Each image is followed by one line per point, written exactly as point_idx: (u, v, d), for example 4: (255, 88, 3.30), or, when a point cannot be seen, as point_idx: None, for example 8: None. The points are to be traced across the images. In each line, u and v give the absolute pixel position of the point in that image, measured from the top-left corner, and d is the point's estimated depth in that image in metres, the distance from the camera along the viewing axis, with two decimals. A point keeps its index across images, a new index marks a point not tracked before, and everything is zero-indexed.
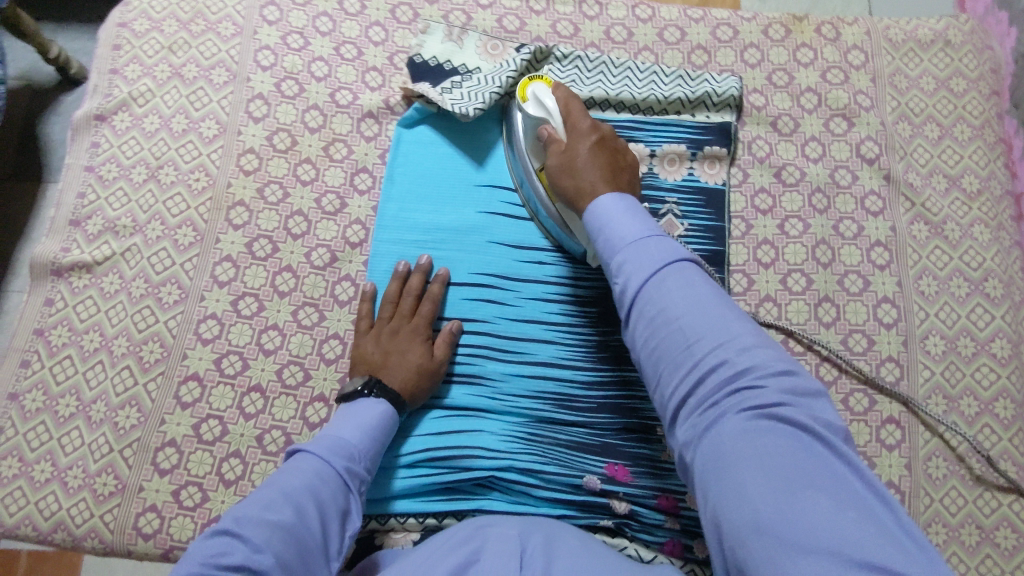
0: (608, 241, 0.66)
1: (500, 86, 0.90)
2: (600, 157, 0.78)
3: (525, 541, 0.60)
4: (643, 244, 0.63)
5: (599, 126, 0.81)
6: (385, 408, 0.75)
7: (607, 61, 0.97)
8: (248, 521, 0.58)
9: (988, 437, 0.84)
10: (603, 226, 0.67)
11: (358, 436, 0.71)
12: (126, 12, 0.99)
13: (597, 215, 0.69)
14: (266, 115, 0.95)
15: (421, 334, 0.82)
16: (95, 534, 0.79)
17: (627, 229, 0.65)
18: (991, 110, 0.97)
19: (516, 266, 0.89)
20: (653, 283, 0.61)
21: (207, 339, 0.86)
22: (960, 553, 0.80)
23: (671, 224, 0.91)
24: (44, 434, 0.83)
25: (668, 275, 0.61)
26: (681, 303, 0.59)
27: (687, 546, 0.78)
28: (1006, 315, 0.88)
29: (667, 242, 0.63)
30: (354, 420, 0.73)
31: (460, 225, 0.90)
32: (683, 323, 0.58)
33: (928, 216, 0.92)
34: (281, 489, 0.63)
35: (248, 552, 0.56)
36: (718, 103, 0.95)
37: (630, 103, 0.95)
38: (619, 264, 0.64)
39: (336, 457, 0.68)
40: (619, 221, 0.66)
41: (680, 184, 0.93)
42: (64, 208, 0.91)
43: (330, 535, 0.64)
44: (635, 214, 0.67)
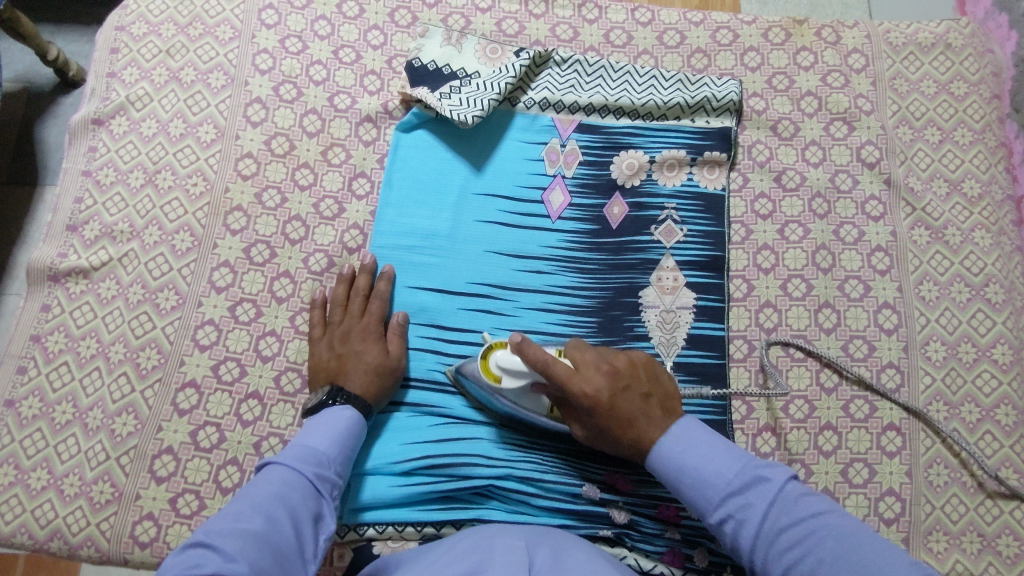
0: (697, 485, 0.65)
1: (500, 93, 0.91)
2: (625, 403, 0.70)
3: (533, 554, 0.59)
4: (740, 481, 0.63)
5: (596, 385, 0.70)
6: (351, 413, 0.75)
7: (607, 65, 0.96)
8: (219, 534, 0.58)
9: (989, 444, 0.84)
10: (687, 474, 0.65)
11: (328, 442, 0.71)
12: (123, 15, 0.99)
13: (679, 468, 0.66)
14: (264, 119, 0.94)
15: (373, 333, 0.81)
16: (91, 543, 0.79)
17: (716, 471, 0.64)
18: (992, 114, 0.96)
19: (514, 274, 0.88)
20: (761, 528, 0.61)
21: (205, 346, 0.85)
22: (962, 561, 0.80)
23: (670, 231, 0.91)
24: (41, 441, 0.82)
25: (762, 498, 0.62)
26: (793, 529, 0.60)
27: (687, 555, 0.78)
28: (1007, 321, 0.88)
29: (745, 464, 0.65)
30: (322, 427, 0.72)
31: (458, 232, 0.90)
32: (806, 558, 0.58)
33: (928, 221, 0.92)
34: (252, 500, 0.63)
35: (220, 563, 0.56)
36: (718, 108, 0.95)
37: (629, 108, 0.95)
38: (721, 519, 0.63)
39: (304, 464, 0.68)
40: (701, 458, 0.66)
41: (680, 190, 0.93)
42: (61, 213, 0.91)
43: (304, 540, 0.63)
44: (713, 446, 0.66)
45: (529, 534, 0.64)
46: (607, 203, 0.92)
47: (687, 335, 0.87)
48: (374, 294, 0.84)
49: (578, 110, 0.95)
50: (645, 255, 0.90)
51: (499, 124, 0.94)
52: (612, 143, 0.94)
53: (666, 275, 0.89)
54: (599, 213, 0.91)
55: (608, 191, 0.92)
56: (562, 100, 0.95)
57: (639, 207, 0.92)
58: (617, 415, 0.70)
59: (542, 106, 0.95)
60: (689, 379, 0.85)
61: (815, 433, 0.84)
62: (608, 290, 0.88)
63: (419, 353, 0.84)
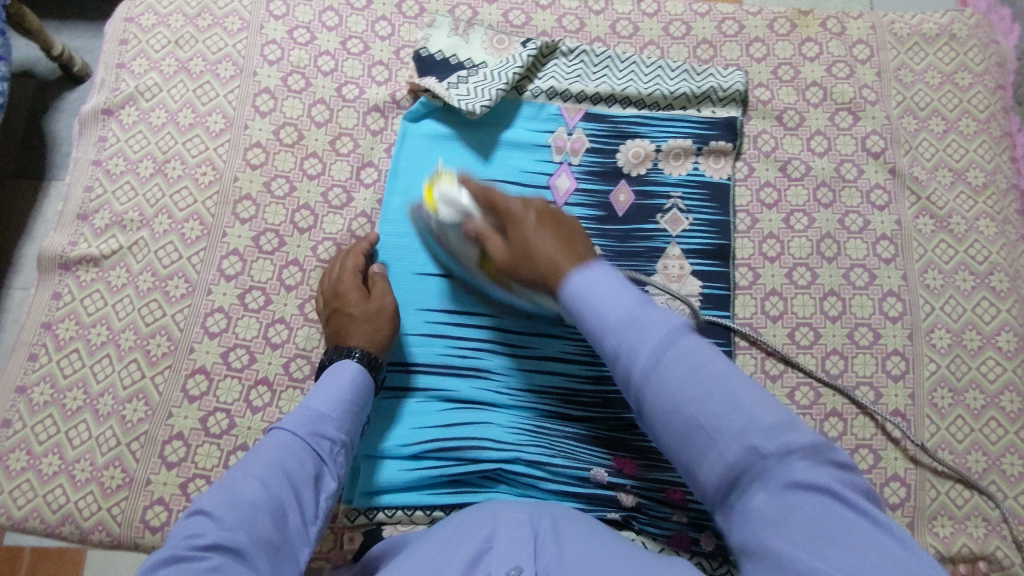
0: (597, 320, 0.58)
1: (507, 83, 0.92)
2: (543, 229, 0.69)
3: (535, 526, 0.60)
4: (643, 325, 0.55)
5: (529, 201, 0.73)
6: (349, 369, 0.74)
7: (612, 55, 0.97)
8: (217, 501, 0.59)
9: (994, 430, 0.84)
10: (589, 309, 0.58)
11: (326, 403, 0.70)
12: (132, 7, 0.99)
13: (577, 299, 0.60)
14: (273, 109, 0.95)
15: (354, 285, 0.82)
16: (103, 527, 0.79)
17: (614, 308, 0.57)
18: (996, 104, 0.97)
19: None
20: (664, 371, 0.54)
21: (215, 333, 0.86)
22: (968, 544, 0.80)
23: (676, 219, 0.91)
24: (52, 427, 0.83)
25: (678, 355, 0.54)
26: (701, 387, 0.52)
27: (695, 538, 0.78)
28: (1012, 308, 0.88)
29: (656, 312, 0.56)
30: (321, 390, 0.71)
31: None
32: (705, 414, 0.52)
33: (933, 210, 0.92)
34: (249, 467, 0.63)
35: (218, 531, 0.57)
36: (724, 98, 0.95)
37: (635, 98, 0.95)
38: (615, 353, 0.56)
39: (302, 426, 0.67)
40: (607, 294, 0.58)
41: (685, 179, 0.93)
42: (72, 202, 0.91)
43: (305, 503, 0.64)
44: (617, 283, 0.59)
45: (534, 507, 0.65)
46: (613, 191, 0.92)
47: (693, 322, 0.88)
48: (356, 254, 0.85)
49: (585, 100, 0.96)
50: (651, 243, 0.90)
51: (505, 112, 0.95)
52: (618, 133, 0.94)
53: (671, 263, 0.90)
54: (605, 200, 0.92)
55: (614, 179, 0.93)
56: (569, 90, 0.96)
57: (645, 196, 0.92)
58: (533, 234, 0.69)
59: (548, 95, 0.96)
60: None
61: (821, 419, 0.85)
62: None
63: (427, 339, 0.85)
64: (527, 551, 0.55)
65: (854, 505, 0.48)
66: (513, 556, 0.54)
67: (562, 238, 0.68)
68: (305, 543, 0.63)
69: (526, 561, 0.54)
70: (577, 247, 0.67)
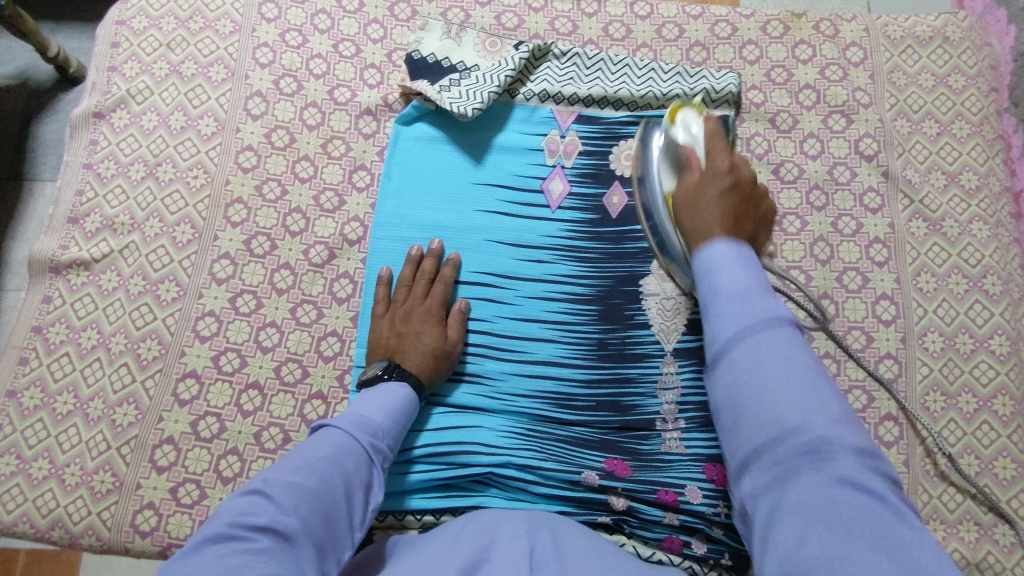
0: (712, 288, 0.62)
1: (500, 85, 0.92)
2: (725, 199, 0.71)
3: (535, 538, 0.60)
4: (747, 300, 0.59)
5: (735, 170, 0.74)
6: (407, 392, 0.74)
7: (605, 58, 0.97)
8: (275, 484, 0.59)
9: (986, 434, 0.84)
10: (708, 275, 0.63)
11: (385, 415, 0.71)
12: (124, 10, 0.99)
13: (706, 262, 0.65)
14: (264, 112, 0.95)
15: (435, 316, 0.82)
16: (92, 532, 0.79)
17: (737, 283, 0.61)
18: (990, 106, 0.97)
19: (515, 262, 0.89)
20: (749, 338, 0.57)
21: (205, 337, 0.86)
22: (960, 549, 0.80)
23: None
24: (42, 431, 0.82)
25: (767, 341, 0.57)
26: (770, 370, 0.55)
27: (686, 541, 0.78)
28: (1004, 312, 0.88)
29: (768, 301, 0.59)
30: (379, 401, 0.72)
31: (458, 222, 0.90)
32: (769, 394, 0.55)
33: (926, 213, 0.92)
34: (307, 457, 0.63)
35: (275, 516, 0.57)
36: (717, 100, 0.95)
37: (628, 100, 0.95)
38: (715, 313, 0.60)
39: (361, 432, 0.67)
40: (729, 273, 0.62)
41: None
42: (63, 205, 0.91)
43: (354, 506, 0.64)
44: (745, 268, 0.63)
45: (530, 516, 0.65)
46: (606, 193, 0.92)
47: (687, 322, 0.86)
48: (438, 277, 0.85)
49: (577, 102, 0.95)
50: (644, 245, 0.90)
51: (499, 115, 0.95)
52: (611, 135, 0.94)
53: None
54: (598, 202, 0.92)
55: (607, 181, 0.92)
56: (561, 93, 0.95)
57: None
58: (710, 201, 0.71)
59: (541, 98, 0.95)
60: (689, 364, 0.84)
61: None
62: (608, 279, 0.88)
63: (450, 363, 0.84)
64: (526, 563, 0.55)
65: (884, 502, 0.49)
66: (512, 566, 0.54)
67: (733, 214, 0.69)
68: (348, 546, 0.62)
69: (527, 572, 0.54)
70: (741, 230, 0.68)
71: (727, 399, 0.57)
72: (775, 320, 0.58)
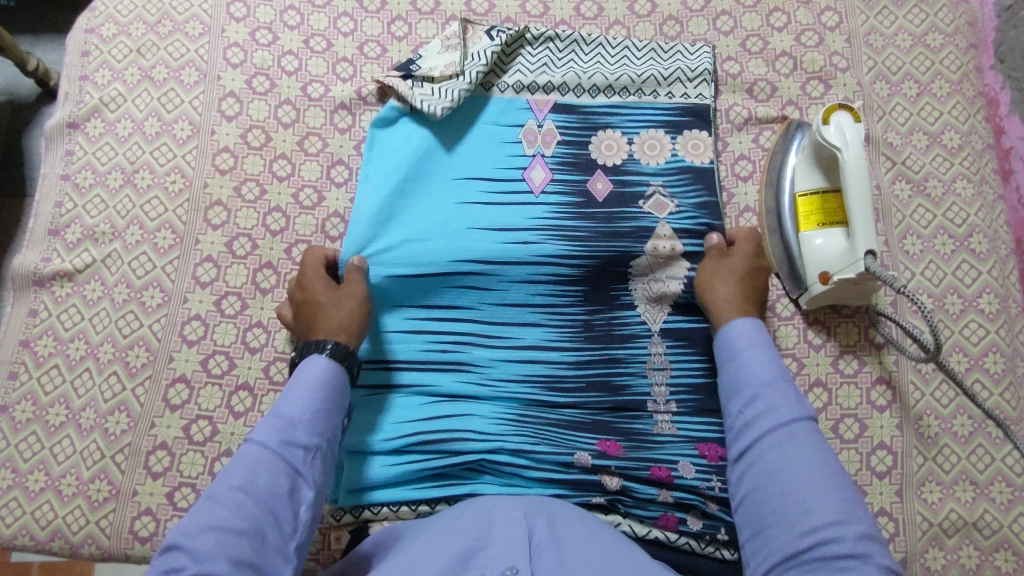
0: (742, 375, 0.72)
1: (469, 83, 0.90)
2: None
3: (532, 525, 0.59)
4: (778, 393, 0.69)
5: None
6: (321, 366, 0.71)
7: (578, 39, 0.96)
8: (188, 532, 0.57)
9: (979, 392, 0.84)
10: (742, 357, 0.73)
11: (298, 406, 0.67)
12: (92, 18, 0.98)
13: (731, 341, 0.75)
14: (239, 113, 0.94)
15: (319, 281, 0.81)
16: (92, 540, 0.80)
17: (762, 374, 0.71)
18: (969, 63, 0.95)
19: (499, 248, 0.86)
20: (776, 428, 0.67)
21: (193, 341, 0.86)
22: (957, 509, 0.80)
23: (659, 206, 0.88)
24: (36, 444, 0.83)
25: (791, 431, 0.66)
26: (791, 471, 0.64)
27: (682, 518, 0.79)
28: (992, 270, 0.87)
29: (794, 396, 0.69)
30: (295, 392, 0.68)
31: (438, 216, 0.87)
32: (787, 450, 0.65)
33: (909, 174, 0.91)
34: (222, 488, 0.60)
35: (195, 563, 0.55)
36: (693, 80, 0.94)
37: (604, 85, 0.93)
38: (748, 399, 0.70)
39: (272, 436, 0.64)
40: (757, 360, 0.72)
41: (665, 167, 0.90)
42: (42, 218, 0.91)
43: (284, 518, 0.61)
44: (769, 353, 0.73)
45: (527, 503, 0.65)
46: (590, 178, 0.90)
47: (678, 305, 0.85)
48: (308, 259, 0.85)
49: (553, 89, 0.93)
50: (636, 225, 0.87)
51: (473, 108, 0.92)
52: (590, 123, 0.92)
53: (661, 243, 0.87)
54: (582, 187, 0.89)
55: (589, 168, 0.90)
56: (535, 82, 0.93)
57: (624, 183, 0.90)
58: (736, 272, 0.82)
59: (515, 89, 0.93)
60: (680, 345, 0.84)
61: (805, 390, 0.85)
62: (596, 261, 0.86)
63: (438, 367, 0.84)
64: (526, 543, 0.55)
65: None
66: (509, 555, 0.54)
67: None
68: (290, 558, 0.60)
69: (523, 562, 0.53)
70: None
71: (757, 498, 0.66)
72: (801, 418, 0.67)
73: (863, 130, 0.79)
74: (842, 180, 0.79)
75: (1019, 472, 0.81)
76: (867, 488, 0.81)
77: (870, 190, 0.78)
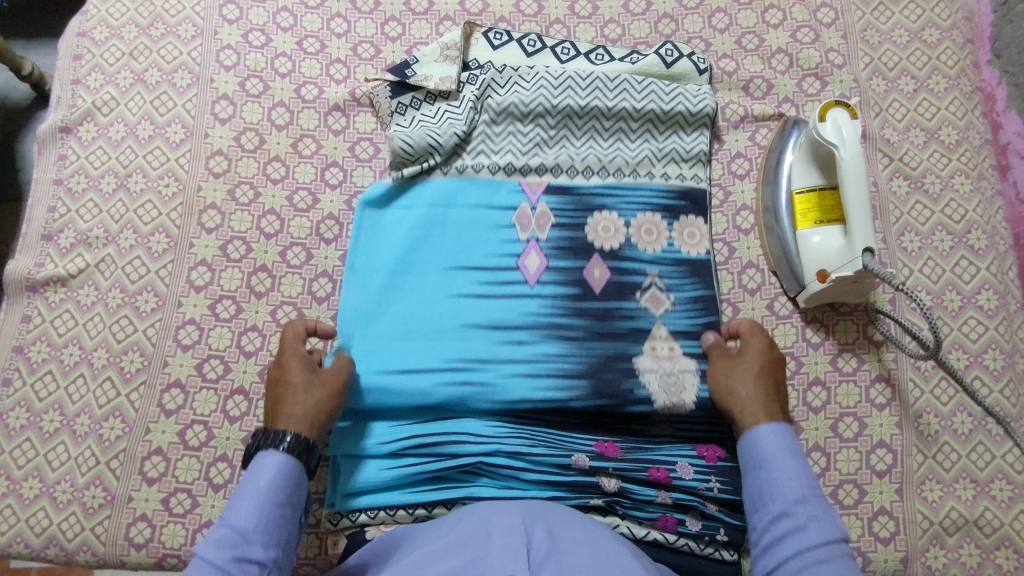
0: (770, 487, 0.67)
1: (439, 135, 0.87)
2: None
3: (531, 532, 0.59)
4: (807, 508, 0.64)
5: None
6: (276, 461, 0.66)
7: (573, 78, 0.91)
8: None
9: (979, 388, 0.83)
10: (767, 463, 0.68)
11: (248, 516, 0.62)
12: (84, 21, 0.98)
13: (757, 448, 0.69)
14: (232, 115, 0.94)
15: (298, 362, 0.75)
16: (87, 547, 0.79)
17: (791, 486, 0.66)
18: (966, 59, 0.95)
19: (494, 346, 0.81)
20: (806, 551, 0.61)
21: (187, 345, 0.85)
22: (957, 507, 0.80)
23: (657, 299, 0.84)
24: (30, 451, 0.82)
25: (822, 553, 0.60)
26: None
27: (680, 519, 0.78)
28: (991, 266, 0.87)
29: (826, 513, 0.63)
30: (248, 495, 0.64)
31: (428, 311, 0.83)
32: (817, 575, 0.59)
33: (906, 170, 0.91)
34: None
35: None
36: (688, 160, 0.91)
37: (597, 166, 0.90)
38: (776, 515, 0.65)
39: (222, 552, 0.59)
40: (784, 467, 0.67)
41: (662, 255, 0.87)
42: (35, 223, 0.90)
43: None
44: (797, 460, 0.68)
45: (527, 510, 0.64)
46: (586, 266, 0.85)
47: (693, 399, 0.80)
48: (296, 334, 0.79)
49: (545, 172, 0.89)
50: (634, 323, 0.83)
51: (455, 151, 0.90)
52: (584, 206, 0.88)
53: (659, 343, 0.83)
54: (578, 275, 0.85)
55: (585, 254, 0.86)
56: (527, 164, 0.89)
57: (620, 272, 0.85)
58: (752, 371, 0.76)
59: (507, 171, 0.89)
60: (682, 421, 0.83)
61: (803, 390, 0.84)
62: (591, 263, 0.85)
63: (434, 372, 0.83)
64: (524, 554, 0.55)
65: None
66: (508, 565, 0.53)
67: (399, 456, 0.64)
68: None
69: (522, 569, 0.52)
70: None
71: None
72: (833, 540, 0.61)
73: (859, 127, 0.79)
74: (839, 178, 0.79)
75: (1020, 469, 0.81)
76: (867, 487, 0.80)
77: (867, 189, 0.77)
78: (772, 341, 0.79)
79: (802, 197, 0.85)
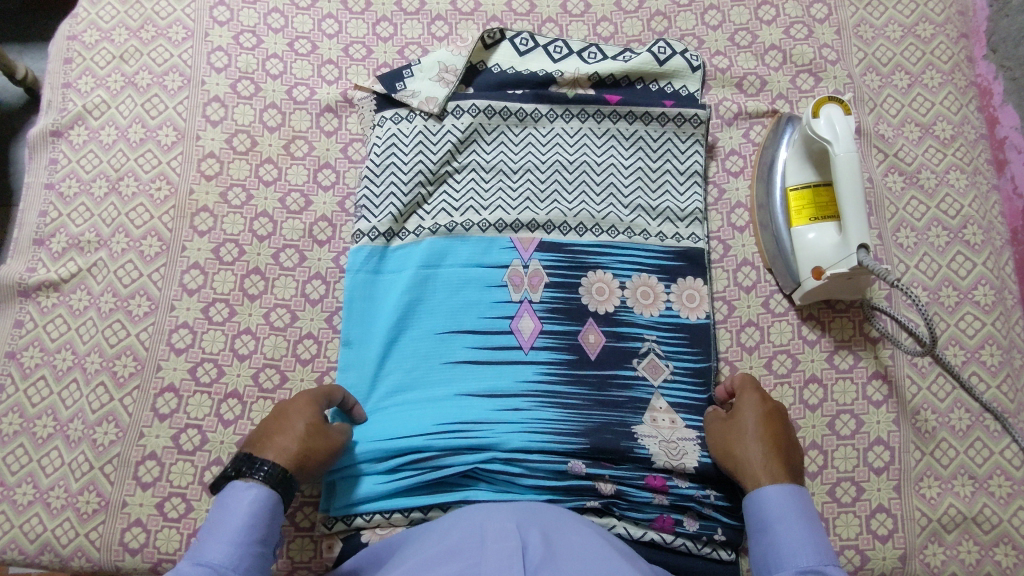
0: (776, 551, 0.65)
1: (407, 195, 0.88)
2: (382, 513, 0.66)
3: (525, 536, 0.58)
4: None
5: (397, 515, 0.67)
6: (252, 496, 0.64)
7: (561, 134, 0.91)
8: None
9: (977, 384, 0.83)
10: (771, 526, 0.66)
11: (221, 552, 0.60)
12: (74, 24, 0.97)
13: (762, 510, 0.68)
14: (223, 117, 0.93)
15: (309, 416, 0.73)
16: (82, 553, 0.79)
17: (797, 552, 0.64)
18: (959, 53, 0.95)
19: (488, 410, 0.80)
20: None
21: (181, 349, 0.85)
22: (956, 504, 0.79)
23: (655, 367, 0.83)
24: (24, 456, 0.82)
25: None
26: None
27: (677, 520, 0.78)
28: (987, 261, 0.86)
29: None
30: (219, 532, 0.61)
31: (420, 379, 0.82)
32: None
33: (901, 166, 0.91)
34: None
35: None
36: (684, 219, 0.89)
37: (590, 222, 0.88)
38: None
39: None
40: (789, 531, 0.65)
41: (659, 320, 0.85)
42: (27, 227, 0.90)
43: None
44: (803, 521, 0.66)
45: (521, 514, 0.64)
46: (580, 331, 0.84)
47: (694, 464, 0.78)
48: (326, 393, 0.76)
49: (538, 228, 0.88)
50: (631, 393, 0.82)
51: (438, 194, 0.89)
52: (578, 264, 0.86)
53: (659, 414, 0.81)
54: (573, 341, 0.84)
55: (580, 318, 0.85)
56: (518, 221, 0.87)
57: (615, 337, 0.84)
58: (749, 430, 0.74)
59: (498, 228, 0.87)
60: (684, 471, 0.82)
61: (800, 387, 0.83)
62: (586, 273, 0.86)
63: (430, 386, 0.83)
64: (517, 564, 0.54)
65: None
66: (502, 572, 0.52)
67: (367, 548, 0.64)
68: None
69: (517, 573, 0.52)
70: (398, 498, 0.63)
71: None
72: None
73: (853, 123, 0.78)
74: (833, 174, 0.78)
75: (1018, 465, 0.80)
76: (864, 485, 0.80)
77: (861, 184, 0.77)
78: (764, 394, 0.78)
79: (796, 193, 0.84)
